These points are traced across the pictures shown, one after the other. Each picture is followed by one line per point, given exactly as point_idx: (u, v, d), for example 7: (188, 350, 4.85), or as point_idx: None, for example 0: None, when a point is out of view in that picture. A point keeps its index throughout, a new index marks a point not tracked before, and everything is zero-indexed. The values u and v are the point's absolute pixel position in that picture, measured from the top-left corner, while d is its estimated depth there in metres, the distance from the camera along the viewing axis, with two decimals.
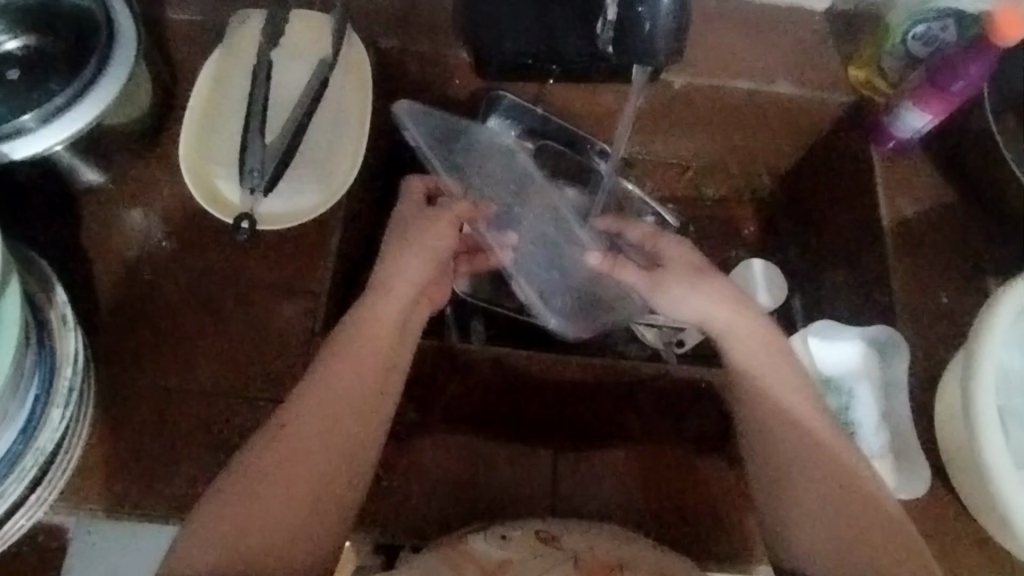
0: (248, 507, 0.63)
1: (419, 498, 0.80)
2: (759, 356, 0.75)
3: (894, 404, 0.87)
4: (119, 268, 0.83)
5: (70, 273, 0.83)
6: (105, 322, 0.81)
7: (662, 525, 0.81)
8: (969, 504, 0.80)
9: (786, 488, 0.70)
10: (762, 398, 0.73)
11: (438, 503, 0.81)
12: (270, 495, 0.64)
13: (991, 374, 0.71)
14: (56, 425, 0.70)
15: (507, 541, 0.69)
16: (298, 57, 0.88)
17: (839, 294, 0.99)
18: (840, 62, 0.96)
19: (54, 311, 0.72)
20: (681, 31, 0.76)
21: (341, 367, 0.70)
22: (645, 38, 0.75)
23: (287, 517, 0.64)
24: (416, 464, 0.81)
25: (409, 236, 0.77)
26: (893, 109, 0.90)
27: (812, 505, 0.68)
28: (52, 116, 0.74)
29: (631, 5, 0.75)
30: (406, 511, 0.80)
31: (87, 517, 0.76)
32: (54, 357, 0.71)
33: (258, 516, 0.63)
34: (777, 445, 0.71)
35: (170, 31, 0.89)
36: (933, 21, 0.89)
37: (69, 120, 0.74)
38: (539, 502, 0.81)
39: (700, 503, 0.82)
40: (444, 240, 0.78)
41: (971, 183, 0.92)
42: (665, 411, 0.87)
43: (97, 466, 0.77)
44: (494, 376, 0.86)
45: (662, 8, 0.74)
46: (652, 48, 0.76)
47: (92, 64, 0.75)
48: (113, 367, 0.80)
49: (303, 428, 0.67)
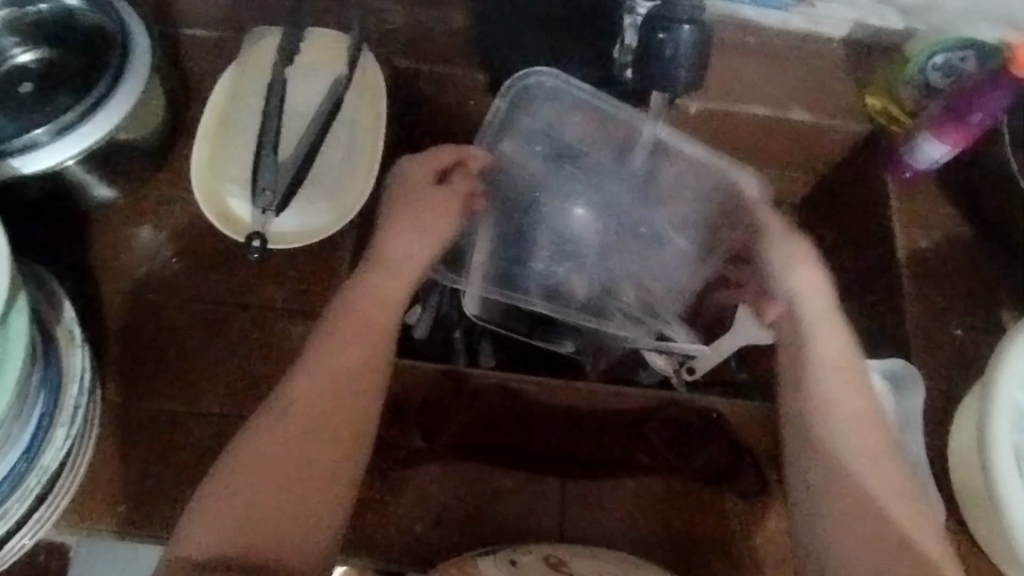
0: (238, 477, 0.57)
1: (425, 525, 0.79)
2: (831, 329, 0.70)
3: (913, 439, 0.82)
4: (127, 284, 0.83)
5: (77, 288, 0.82)
6: (112, 338, 0.81)
7: (672, 560, 0.79)
8: (986, 548, 0.78)
9: (819, 456, 0.63)
10: (811, 378, 0.67)
11: (444, 531, 0.79)
12: (256, 467, 0.58)
13: (1006, 409, 0.69)
14: (61, 443, 0.68)
15: (513, 565, 0.67)
16: (313, 76, 0.88)
17: None
18: (856, 90, 0.95)
19: (61, 327, 0.71)
20: (701, 60, 0.76)
21: (346, 331, 0.66)
22: (667, 65, 0.75)
23: (265, 487, 0.57)
24: (422, 491, 0.80)
25: (406, 206, 0.76)
26: (911, 139, 0.89)
27: (848, 471, 0.61)
28: (64, 130, 0.74)
29: (653, 30, 0.74)
30: (411, 538, 0.78)
31: (90, 537, 0.75)
32: (60, 374, 0.70)
33: (254, 495, 0.57)
34: (815, 425, 0.64)
35: (184, 49, 0.89)
36: (953, 52, 0.89)
37: (81, 135, 0.74)
38: (545, 530, 0.79)
39: (710, 538, 0.80)
40: (443, 222, 0.76)
41: (986, 216, 0.91)
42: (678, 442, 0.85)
43: (101, 485, 0.75)
44: (503, 402, 0.85)
45: (684, 35, 0.73)
46: (671, 73, 0.75)
47: (106, 79, 0.75)
48: (119, 385, 0.79)
49: (304, 391, 0.62)
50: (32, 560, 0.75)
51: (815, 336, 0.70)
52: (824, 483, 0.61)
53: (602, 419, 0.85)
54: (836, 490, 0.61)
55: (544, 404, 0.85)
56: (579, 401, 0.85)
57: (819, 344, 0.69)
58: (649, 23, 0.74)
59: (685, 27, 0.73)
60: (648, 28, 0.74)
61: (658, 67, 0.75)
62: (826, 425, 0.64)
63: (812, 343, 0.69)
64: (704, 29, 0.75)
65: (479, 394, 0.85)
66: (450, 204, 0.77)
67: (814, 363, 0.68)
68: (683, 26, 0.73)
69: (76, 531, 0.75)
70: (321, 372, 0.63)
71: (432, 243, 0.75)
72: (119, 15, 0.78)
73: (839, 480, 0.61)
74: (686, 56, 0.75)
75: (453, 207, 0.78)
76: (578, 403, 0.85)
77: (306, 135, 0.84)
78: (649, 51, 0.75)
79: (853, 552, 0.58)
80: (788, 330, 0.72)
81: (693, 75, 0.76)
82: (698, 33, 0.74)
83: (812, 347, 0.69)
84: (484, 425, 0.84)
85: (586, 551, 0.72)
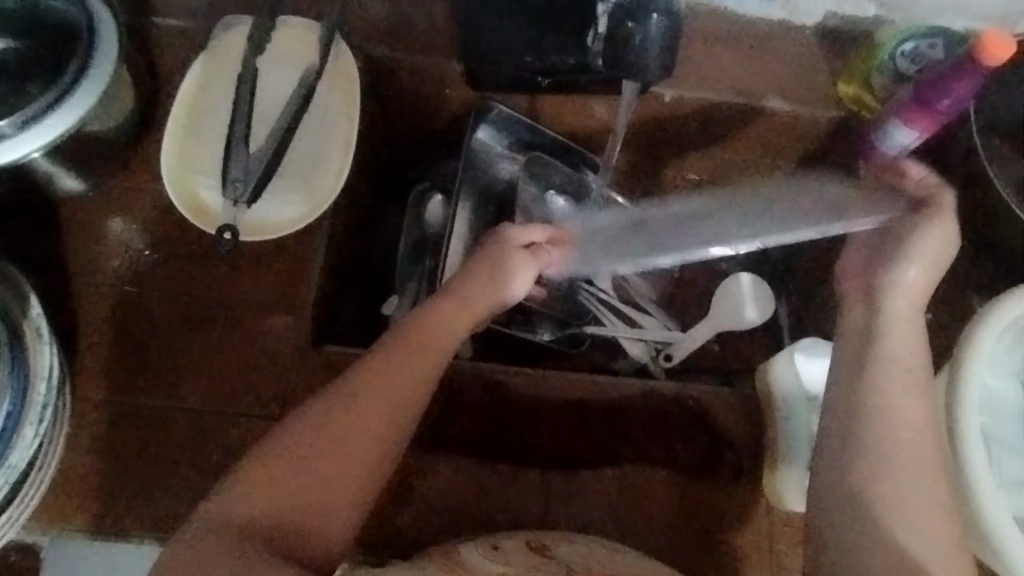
0: (262, 475, 0.56)
1: (406, 516, 0.79)
2: (901, 323, 0.69)
3: None
4: (98, 279, 0.81)
5: (47, 284, 0.81)
6: (85, 333, 0.79)
7: (653, 546, 0.80)
8: None
9: (878, 450, 0.60)
10: (885, 366, 0.65)
11: (425, 522, 0.79)
12: (287, 485, 0.56)
13: (976, 391, 0.71)
14: (30, 442, 0.67)
15: (497, 551, 0.67)
16: (286, 65, 0.87)
17: (825, 310, 1.01)
18: (829, 78, 0.97)
19: (28, 324, 0.69)
20: (669, 52, 0.77)
21: (404, 352, 0.64)
22: (634, 58, 0.77)
23: (293, 494, 0.56)
24: (402, 484, 0.80)
25: (471, 281, 0.70)
26: (881, 126, 0.91)
27: (906, 468, 0.59)
28: (28, 122, 0.71)
29: (623, 18, 0.75)
30: (391, 529, 0.78)
31: (63, 535, 0.74)
32: (28, 371, 0.68)
33: (287, 490, 0.56)
34: (888, 408, 0.62)
35: (153, 38, 0.87)
36: (922, 38, 0.90)
37: (45, 127, 0.72)
38: (527, 519, 0.80)
39: (690, 524, 0.81)
40: (484, 301, 0.70)
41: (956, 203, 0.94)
42: (659, 434, 0.84)
43: (77, 482, 0.74)
44: (480, 393, 0.84)
45: (653, 25, 0.75)
46: (642, 62, 0.78)
47: (72, 69, 0.73)
48: (92, 382, 0.77)
49: (362, 404, 0.60)
50: (4, 562, 0.73)
51: (897, 337, 0.67)
52: (879, 469, 0.59)
53: (581, 409, 0.84)
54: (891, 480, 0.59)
55: (523, 397, 0.84)
56: (552, 392, 0.84)
57: (895, 341, 0.67)
58: (618, 12, 0.75)
59: (654, 16, 0.74)
60: (617, 18, 0.75)
61: (626, 60, 0.77)
62: (895, 420, 0.61)
63: (886, 338, 0.67)
64: (674, 16, 0.75)
65: (456, 389, 0.84)
66: (516, 272, 0.71)
67: (886, 356, 0.65)
68: (652, 16, 0.74)
69: (50, 530, 0.74)
70: (360, 411, 0.60)
71: (457, 318, 0.68)
72: (84, 3, 0.76)
73: (899, 472, 0.59)
74: (654, 47, 0.77)
75: (510, 269, 0.72)
76: (551, 393, 0.84)
77: (278, 124, 0.82)
78: (618, 45, 0.77)
79: (899, 534, 0.56)
80: (868, 298, 0.72)
81: (659, 66, 0.78)
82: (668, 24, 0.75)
83: (887, 317, 0.69)
84: (464, 418, 0.83)
85: (571, 538, 0.72)
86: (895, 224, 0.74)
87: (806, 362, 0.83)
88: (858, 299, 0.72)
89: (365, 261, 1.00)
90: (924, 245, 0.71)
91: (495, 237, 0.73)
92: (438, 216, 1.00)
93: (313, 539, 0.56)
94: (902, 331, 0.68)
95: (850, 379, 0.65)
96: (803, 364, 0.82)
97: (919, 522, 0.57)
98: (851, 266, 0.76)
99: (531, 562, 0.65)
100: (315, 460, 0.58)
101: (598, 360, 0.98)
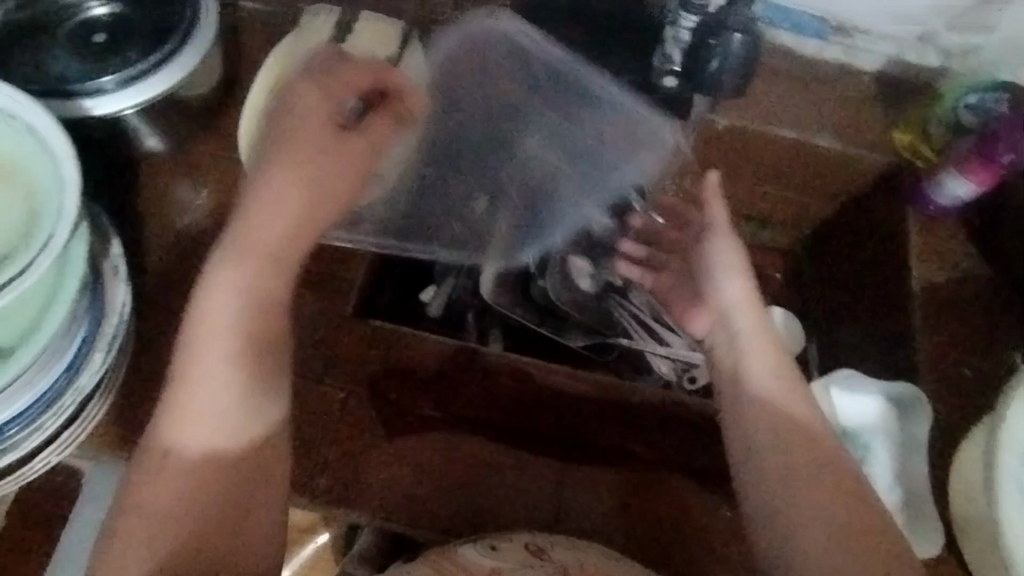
0: (161, 487, 0.61)
1: (423, 491, 0.82)
2: (760, 352, 0.71)
3: (913, 462, 0.87)
4: (167, 233, 0.87)
5: (123, 230, 0.87)
6: (149, 281, 0.85)
7: (660, 548, 0.83)
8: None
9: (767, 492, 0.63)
10: (750, 389, 0.68)
11: (439, 500, 0.82)
12: (172, 490, 0.61)
13: (1012, 456, 0.70)
14: (97, 368, 0.72)
15: (495, 551, 0.70)
16: (363, 53, 0.91)
17: (856, 348, 1.02)
18: (884, 123, 0.99)
19: (108, 262, 0.75)
20: (744, 70, 0.88)
21: (207, 338, 0.65)
22: (714, 78, 0.88)
23: (187, 503, 0.61)
24: (422, 461, 0.83)
25: (291, 102, 0.77)
26: (936, 176, 0.93)
27: (803, 491, 0.62)
28: (131, 80, 0.78)
29: (706, 35, 0.86)
30: (408, 502, 0.81)
31: (103, 464, 0.78)
32: (104, 303, 0.73)
33: (178, 492, 0.61)
34: (745, 435, 0.66)
35: (244, 21, 0.95)
36: (988, 95, 0.92)
37: (147, 87, 0.78)
38: (539, 511, 0.82)
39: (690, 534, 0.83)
40: (291, 189, 0.72)
41: (1004, 258, 0.92)
42: (671, 439, 0.87)
43: (123, 417, 0.79)
44: (505, 382, 0.86)
45: (734, 44, 0.85)
46: (716, 81, 0.89)
47: (177, 38, 0.80)
48: (148, 324, 0.83)
49: (207, 404, 0.64)
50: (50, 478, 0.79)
51: (757, 359, 0.70)
52: (768, 492, 0.63)
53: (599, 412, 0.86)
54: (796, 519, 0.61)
55: (547, 392, 0.86)
56: (570, 390, 0.86)
57: (758, 357, 0.70)
58: (700, 32, 0.86)
59: (735, 35, 0.85)
60: (698, 36, 0.86)
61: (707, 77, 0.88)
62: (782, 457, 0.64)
63: (750, 355, 0.70)
64: (752, 39, 0.86)
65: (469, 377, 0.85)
66: (308, 142, 0.75)
67: (753, 376, 0.69)
68: (733, 35, 0.85)
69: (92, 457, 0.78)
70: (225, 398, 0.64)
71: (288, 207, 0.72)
72: None
73: (788, 489, 0.62)
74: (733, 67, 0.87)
75: (354, 152, 0.77)
76: (569, 391, 0.86)
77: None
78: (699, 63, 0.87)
79: (807, 538, 0.60)
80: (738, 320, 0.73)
81: (737, 82, 0.89)
82: (747, 42, 0.86)
83: (745, 345, 0.71)
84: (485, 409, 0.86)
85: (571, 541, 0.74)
86: (696, 248, 0.80)
87: (838, 395, 0.93)
88: (714, 329, 0.75)
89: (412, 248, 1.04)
90: (719, 256, 0.77)
91: (284, 84, 0.78)
92: None
93: (250, 526, 0.63)
94: (774, 366, 0.70)
95: (735, 413, 0.68)
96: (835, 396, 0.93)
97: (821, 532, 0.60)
98: (683, 301, 0.81)
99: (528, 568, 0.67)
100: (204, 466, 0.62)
101: (623, 371, 1.00)
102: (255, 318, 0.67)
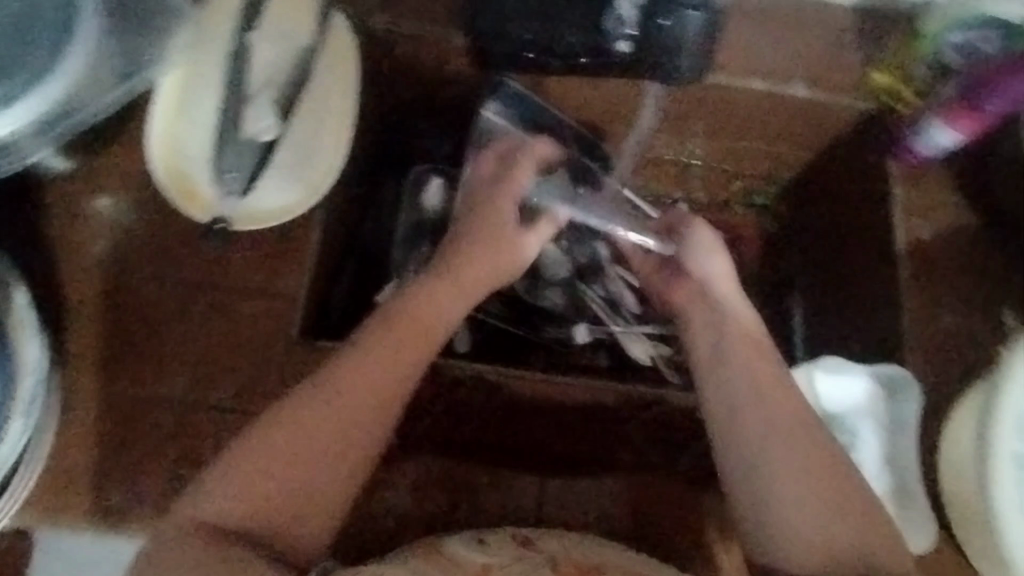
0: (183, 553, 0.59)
1: (386, 509, 0.77)
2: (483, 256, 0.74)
3: (902, 446, 0.79)
4: (87, 265, 0.77)
5: (29, 269, 0.77)
6: (73, 323, 0.76)
7: (644, 540, 0.78)
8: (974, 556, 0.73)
9: (761, 487, 0.62)
10: (747, 424, 0.63)
11: (404, 511, 0.78)
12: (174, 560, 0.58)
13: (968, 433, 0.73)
14: (18, 435, 0.67)
15: (484, 544, 0.68)
16: (279, 39, 0.79)
17: (840, 309, 0.96)
18: (861, 65, 0.90)
19: (14, 314, 0.68)
20: (704, 51, 0.82)
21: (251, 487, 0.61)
22: (670, 47, 0.81)
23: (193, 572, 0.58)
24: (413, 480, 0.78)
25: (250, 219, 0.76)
26: (918, 124, 0.84)
27: (794, 481, 0.61)
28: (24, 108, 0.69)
29: (653, 17, 0.80)
30: (361, 525, 0.77)
31: (53, 530, 0.72)
32: (15, 363, 0.67)
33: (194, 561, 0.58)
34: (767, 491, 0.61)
35: None
36: (971, 31, 0.85)
37: (53, 117, 0.70)
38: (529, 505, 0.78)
39: (676, 531, 0.78)
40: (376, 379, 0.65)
41: (986, 193, 0.87)
42: (659, 448, 0.81)
43: (66, 477, 0.72)
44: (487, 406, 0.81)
45: (689, 25, 0.80)
46: (675, 67, 0.82)
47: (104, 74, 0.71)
48: (80, 373, 0.74)
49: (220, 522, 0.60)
50: None
51: (759, 424, 0.63)
52: (788, 501, 0.61)
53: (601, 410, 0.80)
54: (775, 489, 0.61)
55: (521, 402, 0.80)
56: (560, 395, 0.80)
57: (741, 398, 0.64)
58: (650, 12, 0.80)
59: (692, 13, 0.80)
60: (649, 16, 0.81)
61: (663, 39, 0.81)
62: (748, 395, 0.64)
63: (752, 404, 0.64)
64: (710, 17, 0.81)
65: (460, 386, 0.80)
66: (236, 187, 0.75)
67: (760, 407, 0.64)
68: (687, 15, 0.80)
69: (37, 524, 0.72)
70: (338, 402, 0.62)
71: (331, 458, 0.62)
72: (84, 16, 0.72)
73: (803, 487, 0.61)
74: (690, 45, 0.81)
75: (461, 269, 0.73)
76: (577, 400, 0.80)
77: (263, 101, 0.77)
78: (651, 30, 0.81)
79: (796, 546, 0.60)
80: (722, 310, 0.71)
81: (694, 68, 0.83)
82: (702, 23, 0.81)
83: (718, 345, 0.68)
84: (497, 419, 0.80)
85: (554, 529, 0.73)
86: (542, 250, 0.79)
87: (822, 381, 0.82)
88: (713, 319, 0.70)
89: (359, 243, 0.94)
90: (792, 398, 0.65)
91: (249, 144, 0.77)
92: (436, 200, 0.94)
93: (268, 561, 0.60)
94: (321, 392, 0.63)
95: (746, 419, 0.64)
96: (819, 383, 0.81)
97: (811, 512, 0.60)
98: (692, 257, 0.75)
99: (520, 559, 0.66)
100: (304, 474, 0.61)
101: (601, 362, 0.92)
102: (316, 460, 0.62)
